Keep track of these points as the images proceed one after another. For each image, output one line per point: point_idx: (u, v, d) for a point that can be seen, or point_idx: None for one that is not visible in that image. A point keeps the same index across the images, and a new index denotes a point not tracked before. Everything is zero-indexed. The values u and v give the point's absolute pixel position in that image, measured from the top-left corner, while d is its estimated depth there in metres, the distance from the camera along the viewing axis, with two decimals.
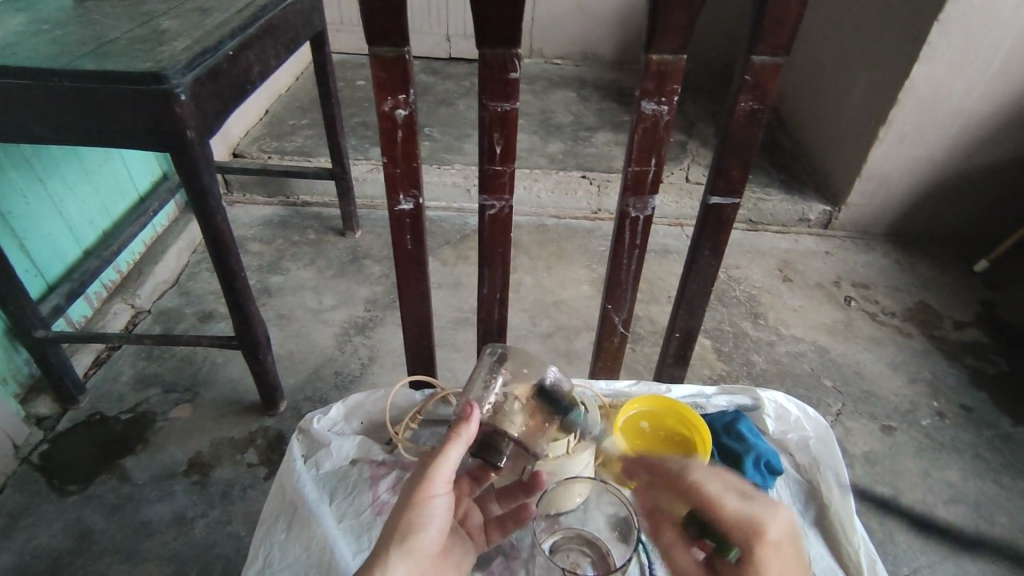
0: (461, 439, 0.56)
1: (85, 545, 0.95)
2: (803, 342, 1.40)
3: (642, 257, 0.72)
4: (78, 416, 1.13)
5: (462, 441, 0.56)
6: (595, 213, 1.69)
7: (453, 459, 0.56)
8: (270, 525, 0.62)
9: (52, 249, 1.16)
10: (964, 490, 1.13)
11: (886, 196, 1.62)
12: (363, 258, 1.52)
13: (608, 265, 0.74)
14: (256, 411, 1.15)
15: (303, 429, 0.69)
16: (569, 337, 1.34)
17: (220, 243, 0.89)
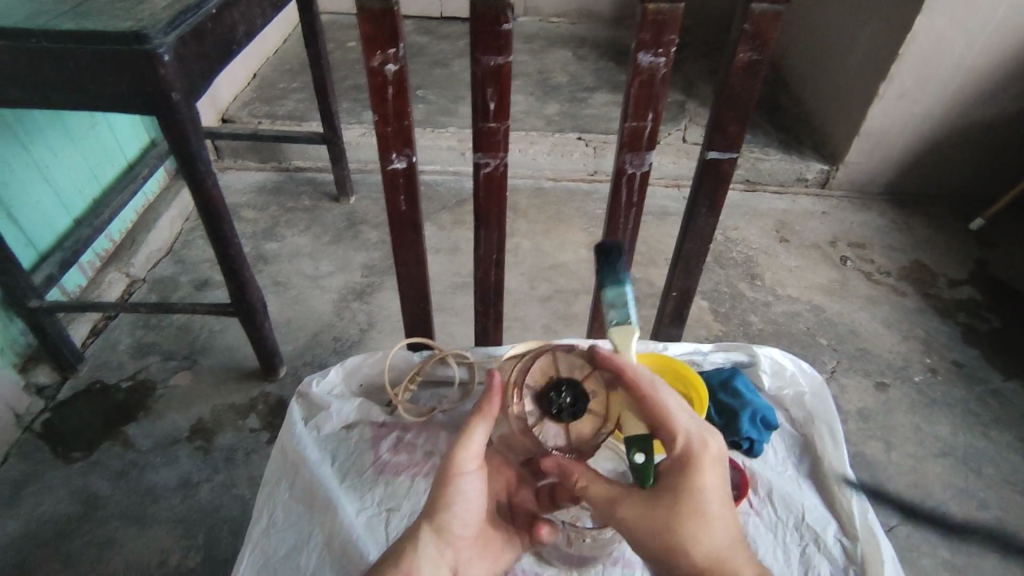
0: (488, 418, 0.54)
1: (92, 510, 0.97)
2: (799, 302, 1.40)
3: (639, 216, 0.72)
4: (78, 385, 1.13)
5: (487, 419, 0.54)
6: (592, 175, 1.67)
7: (484, 436, 0.54)
8: (274, 486, 0.63)
9: (42, 218, 1.14)
10: (954, 444, 1.15)
11: (884, 154, 1.60)
12: (360, 223, 1.51)
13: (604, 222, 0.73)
14: (256, 377, 1.16)
15: (301, 393, 0.69)
16: (567, 300, 1.35)
17: (211, 210, 0.88)
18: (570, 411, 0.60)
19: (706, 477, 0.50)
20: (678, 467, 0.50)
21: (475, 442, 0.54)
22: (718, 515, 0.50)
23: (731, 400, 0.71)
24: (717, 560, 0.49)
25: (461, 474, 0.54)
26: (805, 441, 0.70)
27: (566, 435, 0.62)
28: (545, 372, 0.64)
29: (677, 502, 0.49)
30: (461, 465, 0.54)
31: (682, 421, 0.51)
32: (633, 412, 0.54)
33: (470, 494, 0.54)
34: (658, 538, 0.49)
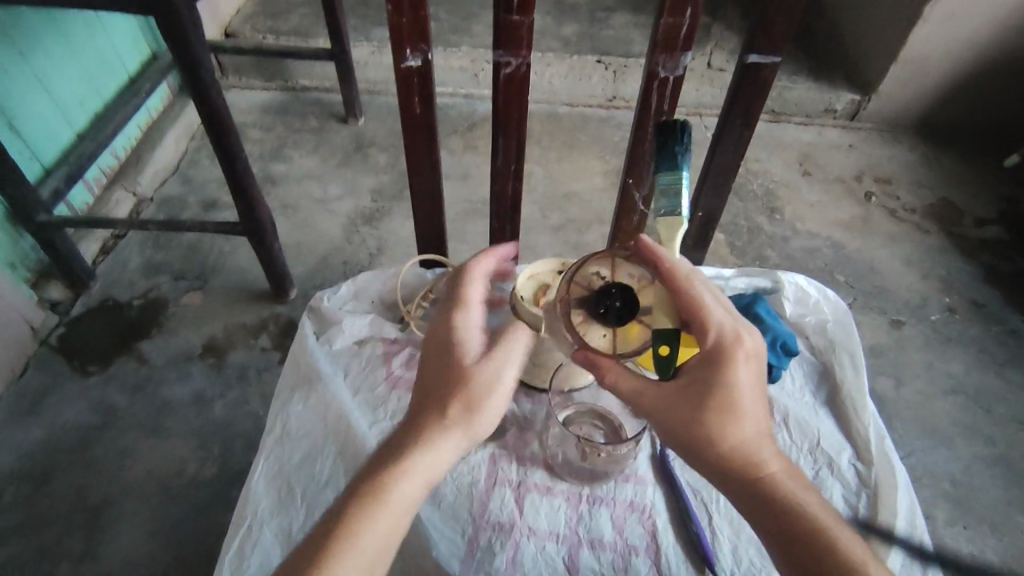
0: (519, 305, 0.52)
1: (110, 421, 0.99)
2: (818, 238, 1.37)
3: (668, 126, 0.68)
4: (91, 302, 1.14)
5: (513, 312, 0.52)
6: (610, 101, 1.60)
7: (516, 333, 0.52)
8: (286, 398, 0.63)
9: (44, 130, 1.11)
10: (965, 382, 1.15)
11: (920, 83, 1.52)
12: (369, 146, 1.47)
13: (631, 131, 0.69)
14: (266, 298, 1.16)
15: (313, 307, 0.69)
16: (580, 230, 1.32)
17: (217, 121, 0.85)
18: (617, 314, 0.51)
19: (741, 373, 0.48)
20: (716, 362, 0.48)
21: (469, 307, 0.53)
22: (751, 410, 0.48)
23: (751, 326, 0.68)
24: (744, 450, 0.48)
25: (461, 343, 0.51)
26: (824, 368, 0.68)
27: (611, 337, 0.51)
28: (595, 271, 0.54)
29: (712, 397, 0.48)
30: (461, 337, 0.51)
31: (717, 314, 0.49)
32: (665, 308, 0.51)
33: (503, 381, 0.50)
34: (686, 431, 0.48)
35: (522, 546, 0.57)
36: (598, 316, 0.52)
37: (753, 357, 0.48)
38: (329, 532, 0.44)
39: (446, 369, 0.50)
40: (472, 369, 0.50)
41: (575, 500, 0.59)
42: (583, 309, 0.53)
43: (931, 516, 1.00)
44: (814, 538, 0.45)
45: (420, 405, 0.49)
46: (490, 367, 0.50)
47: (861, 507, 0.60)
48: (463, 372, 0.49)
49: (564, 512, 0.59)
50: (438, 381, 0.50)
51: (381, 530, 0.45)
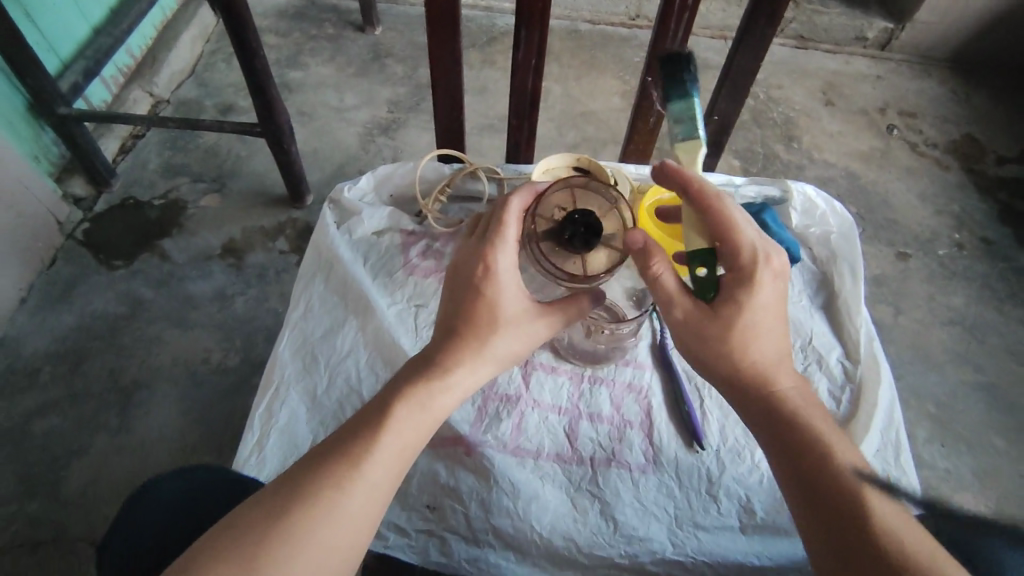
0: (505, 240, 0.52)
1: (137, 312, 1.04)
2: (834, 168, 1.36)
3: (692, 21, 0.66)
4: (113, 200, 1.17)
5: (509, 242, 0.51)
6: (633, 19, 1.54)
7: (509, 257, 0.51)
8: (309, 279, 0.67)
9: (60, 23, 1.09)
10: (964, 315, 1.17)
11: (959, 11, 1.45)
12: (385, 56, 1.44)
13: (653, 28, 0.68)
14: (284, 203, 1.18)
15: (333, 199, 0.71)
16: (595, 150, 1.32)
17: (236, 13, 0.84)
18: (582, 240, 0.54)
19: (764, 294, 0.48)
20: (745, 284, 0.48)
21: (508, 246, 0.51)
22: (771, 330, 0.49)
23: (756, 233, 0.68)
24: (763, 369, 0.49)
25: (494, 278, 0.51)
26: (824, 278, 0.71)
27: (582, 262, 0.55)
28: (559, 204, 0.57)
29: (731, 320, 0.48)
30: (468, 264, 0.51)
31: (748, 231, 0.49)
32: (698, 227, 0.50)
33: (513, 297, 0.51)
34: (707, 348, 0.49)
35: (526, 415, 0.62)
36: (568, 246, 0.55)
37: (781, 276, 0.49)
38: (360, 430, 0.47)
39: (471, 298, 0.51)
40: (485, 291, 0.50)
41: (577, 379, 0.64)
42: (550, 241, 0.55)
43: (913, 436, 1.05)
44: (822, 464, 0.46)
45: (449, 332, 0.50)
46: (510, 294, 0.51)
47: (844, 399, 0.64)
48: (478, 292, 0.51)
49: (567, 389, 0.64)
50: (459, 305, 0.51)
51: (411, 428, 0.48)
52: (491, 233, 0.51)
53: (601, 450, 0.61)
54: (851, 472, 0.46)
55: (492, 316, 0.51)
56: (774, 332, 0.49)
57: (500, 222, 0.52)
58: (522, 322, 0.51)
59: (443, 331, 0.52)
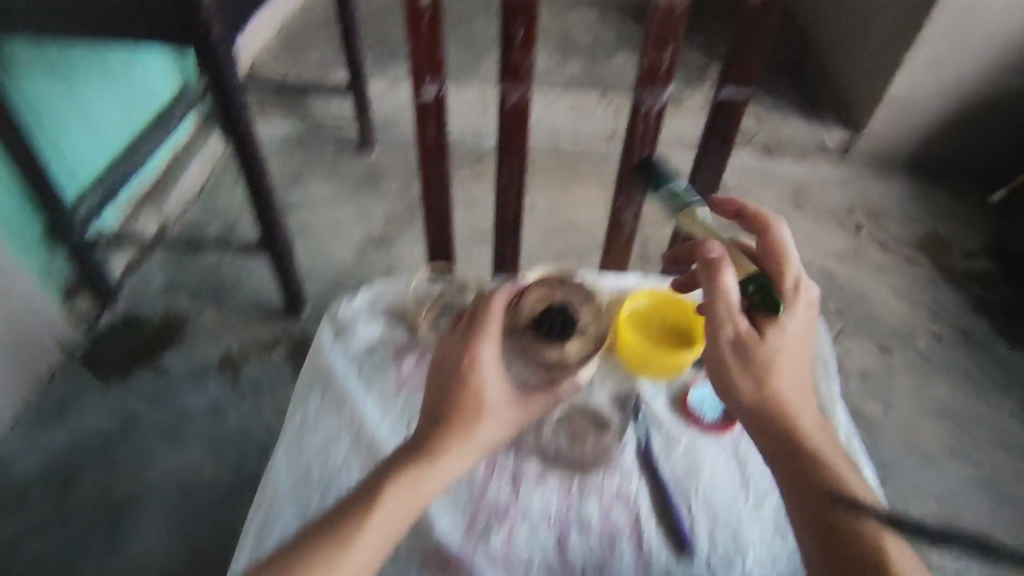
0: (488, 335, 0.56)
1: (131, 429, 1.04)
2: (809, 266, 1.43)
3: (653, 153, 0.74)
4: (116, 316, 1.20)
5: (490, 337, 0.56)
6: (610, 136, 1.68)
7: (490, 351, 0.56)
8: (305, 393, 0.67)
9: (81, 155, 1.19)
10: (951, 407, 1.19)
11: (907, 123, 1.59)
12: (381, 175, 1.55)
13: (620, 160, 0.75)
14: (281, 315, 1.22)
15: (330, 314, 0.73)
16: (580, 257, 1.38)
17: (245, 146, 0.92)
18: (561, 328, 0.62)
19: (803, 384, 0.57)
20: (791, 372, 0.56)
21: (490, 339, 0.56)
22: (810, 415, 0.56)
23: None
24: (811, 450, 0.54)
25: (477, 369, 0.55)
26: None
27: (561, 352, 0.62)
28: (540, 300, 0.64)
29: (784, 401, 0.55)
30: (459, 357, 0.56)
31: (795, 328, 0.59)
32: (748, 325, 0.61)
33: (495, 388, 0.55)
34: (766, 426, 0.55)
35: (516, 527, 0.62)
36: (549, 334, 0.62)
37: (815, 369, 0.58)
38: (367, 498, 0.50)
39: (456, 388, 0.54)
40: (470, 381, 0.55)
41: (567, 488, 0.64)
42: (531, 332, 0.62)
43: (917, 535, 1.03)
44: (857, 536, 0.50)
45: (437, 418, 0.54)
46: (491, 381, 0.55)
47: None
48: (463, 382, 0.55)
49: (556, 498, 0.63)
50: (449, 395, 0.54)
51: (400, 505, 0.50)
52: (475, 329, 0.57)
53: (592, 560, 0.61)
54: (886, 543, 0.49)
55: (479, 403, 0.54)
56: (813, 416, 0.56)
57: (485, 314, 0.57)
58: (504, 410, 0.55)
59: (431, 418, 0.55)
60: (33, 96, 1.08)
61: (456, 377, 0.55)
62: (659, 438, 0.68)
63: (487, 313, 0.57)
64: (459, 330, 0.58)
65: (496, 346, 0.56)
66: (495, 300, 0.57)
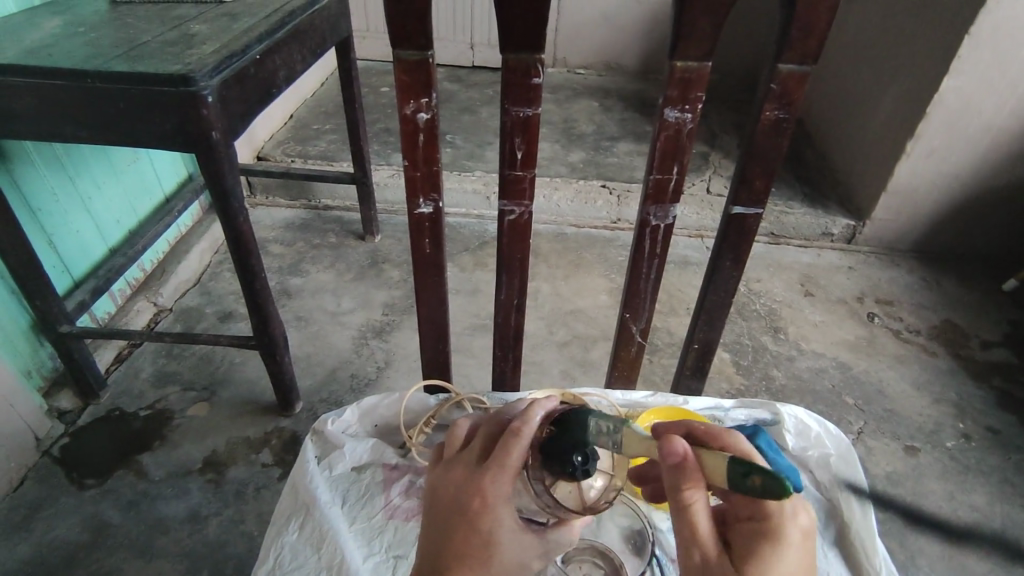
0: (505, 468, 0.48)
1: (100, 540, 0.96)
2: (824, 358, 1.37)
3: (662, 267, 0.70)
4: (98, 411, 1.15)
5: (508, 470, 0.48)
6: (614, 223, 1.68)
7: (507, 485, 0.48)
8: (282, 526, 0.65)
9: (79, 246, 1.18)
10: (989, 515, 1.10)
11: (912, 212, 1.58)
12: (383, 262, 1.53)
13: (626, 273, 0.71)
14: (272, 412, 1.16)
15: (317, 430, 0.72)
16: (586, 346, 1.33)
17: (241, 244, 0.90)
18: (583, 471, 0.52)
19: None
20: None
21: (507, 473, 0.48)
22: None
23: None
24: None
25: (488, 510, 0.48)
26: (830, 505, 0.71)
27: (579, 493, 0.53)
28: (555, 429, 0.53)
29: None
30: (472, 487, 0.49)
31: (785, 563, 0.44)
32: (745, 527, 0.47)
33: (508, 524, 0.48)
34: None
35: None
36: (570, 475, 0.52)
37: None
38: None
39: (465, 527, 0.48)
40: (482, 517, 0.48)
41: None
42: (548, 471, 0.53)
43: None
44: None
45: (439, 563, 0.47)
46: (506, 521, 0.48)
47: None
48: (473, 517, 0.48)
49: None
50: (450, 537, 0.48)
51: None
52: (492, 462, 0.48)
53: None
54: None
55: (484, 547, 0.47)
56: None
57: (504, 443, 0.49)
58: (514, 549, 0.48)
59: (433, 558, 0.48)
60: (34, 189, 1.07)
61: (463, 509, 0.48)
62: None
63: (511, 440, 0.49)
64: (475, 458, 0.51)
65: (512, 480, 0.49)
66: (523, 425, 0.49)
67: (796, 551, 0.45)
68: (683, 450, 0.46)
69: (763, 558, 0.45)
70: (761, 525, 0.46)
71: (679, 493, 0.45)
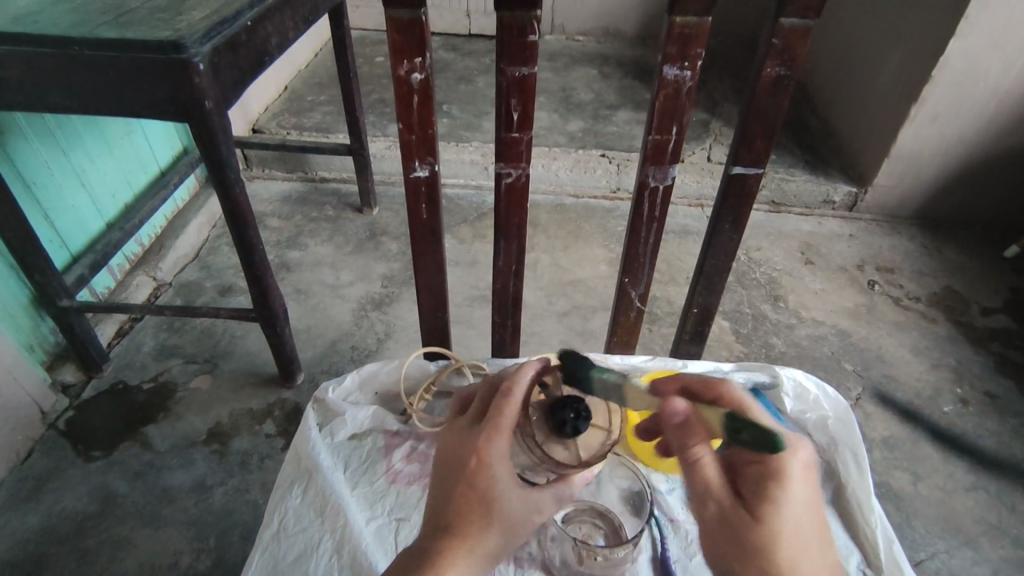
0: (497, 427, 0.50)
1: (108, 510, 0.98)
2: (823, 325, 1.37)
3: (661, 231, 0.69)
4: (102, 384, 1.15)
5: (504, 427, 0.50)
6: (614, 192, 1.66)
7: (502, 442, 0.50)
8: (285, 491, 0.65)
9: (75, 220, 1.17)
10: (985, 478, 1.11)
11: (914, 178, 1.57)
12: (382, 234, 1.52)
13: (625, 238, 0.71)
14: (274, 383, 1.17)
15: (318, 398, 0.73)
16: (585, 316, 1.34)
17: (238, 215, 0.89)
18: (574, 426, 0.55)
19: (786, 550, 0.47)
20: (766, 539, 0.47)
21: (501, 432, 0.50)
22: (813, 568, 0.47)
23: None
24: None
25: (486, 468, 0.49)
26: (827, 466, 0.72)
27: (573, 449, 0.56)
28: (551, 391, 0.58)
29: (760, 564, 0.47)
30: (468, 449, 0.50)
31: (793, 494, 0.48)
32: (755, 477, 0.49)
33: (507, 481, 0.49)
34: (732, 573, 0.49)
35: None
36: (560, 433, 0.55)
37: (808, 530, 0.48)
38: None
39: (464, 491, 0.49)
40: (479, 477, 0.49)
41: None
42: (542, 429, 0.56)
43: None
44: None
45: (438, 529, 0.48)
46: (503, 479, 0.49)
47: None
48: (471, 478, 0.49)
49: None
50: (453, 496, 0.49)
51: None
52: (486, 423, 0.50)
53: None
54: None
55: (485, 504, 0.49)
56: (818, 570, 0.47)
57: (497, 405, 0.51)
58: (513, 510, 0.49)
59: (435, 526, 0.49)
60: (28, 163, 1.06)
61: (461, 470, 0.50)
62: (673, 547, 0.66)
63: (505, 400, 0.51)
64: (470, 418, 0.53)
65: (506, 439, 0.50)
66: (515, 385, 0.52)
67: (800, 482, 0.48)
68: (679, 409, 0.51)
69: (775, 498, 0.48)
70: (765, 467, 0.49)
71: (686, 452, 0.51)
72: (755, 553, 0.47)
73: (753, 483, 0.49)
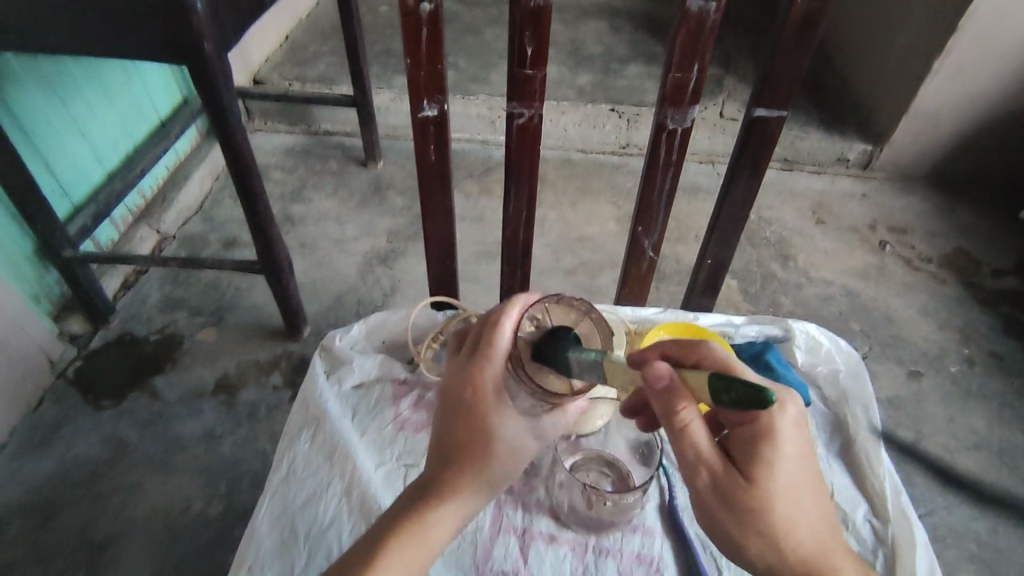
0: (489, 357, 0.50)
1: (120, 457, 0.99)
2: (832, 285, 1.36)
3: (677, 176, 0.67)
4: (110, 335, 1.16)
5: (496, 356, 0.50)
6: (623, 148, 1.63)
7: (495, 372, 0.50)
8: (294, 436, 0.66)
9: (77, 170, 1.15)
10: (987, 437, 1.12)
11: (932, 136, 1.53)
12: (387, 189, 1.50)
13: (640, 183, 0.69)
14: (280, 335, 1.17)
15: (325, 346, 0.73)
16: (592, 273, 1.33)
17: (240, 164, 0.87)
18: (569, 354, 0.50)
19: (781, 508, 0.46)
20: (759, 499, 0.46)
21: (494, 363, 0.50)
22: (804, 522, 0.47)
23: None
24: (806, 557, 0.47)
25: (482, 398, 0.50)
26: (837, 418, 0.72)
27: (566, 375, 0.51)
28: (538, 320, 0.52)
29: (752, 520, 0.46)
30: (464, 381, 0.51)
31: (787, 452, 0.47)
32: (742, 436, 0.48)
33: (504, 408, 0.50)
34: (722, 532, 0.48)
35: None
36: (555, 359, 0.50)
37: (800, 490, 0.47)
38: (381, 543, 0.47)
39: (463, 419, 0.50)
40: (477, 405, 0.50)
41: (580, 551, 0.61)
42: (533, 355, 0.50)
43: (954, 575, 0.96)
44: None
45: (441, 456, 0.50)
46: (499, 406, 0.50)
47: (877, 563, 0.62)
48: (469, 408, 0.50)
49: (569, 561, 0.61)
50: (453, 425, 0.50)
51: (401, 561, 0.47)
52: (478, 355, 0.51)
53: None
54: None
55: (485, 432, 0.50)
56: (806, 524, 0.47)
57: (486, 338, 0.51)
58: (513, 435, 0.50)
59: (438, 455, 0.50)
60: (26, 109, 1.04)
61: (458, 400, 0.51)
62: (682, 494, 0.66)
63: (494, 332, 0.51)
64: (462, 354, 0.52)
65: (500, 369, 0.51)
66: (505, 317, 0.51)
67: (792, 441, 0.47)
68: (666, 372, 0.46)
69: (767, 458, 0.46)
70: (756, 427, 0.47)
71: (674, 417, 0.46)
72: (753, 515, 0.46)
73: (742, 444, 0.48)
